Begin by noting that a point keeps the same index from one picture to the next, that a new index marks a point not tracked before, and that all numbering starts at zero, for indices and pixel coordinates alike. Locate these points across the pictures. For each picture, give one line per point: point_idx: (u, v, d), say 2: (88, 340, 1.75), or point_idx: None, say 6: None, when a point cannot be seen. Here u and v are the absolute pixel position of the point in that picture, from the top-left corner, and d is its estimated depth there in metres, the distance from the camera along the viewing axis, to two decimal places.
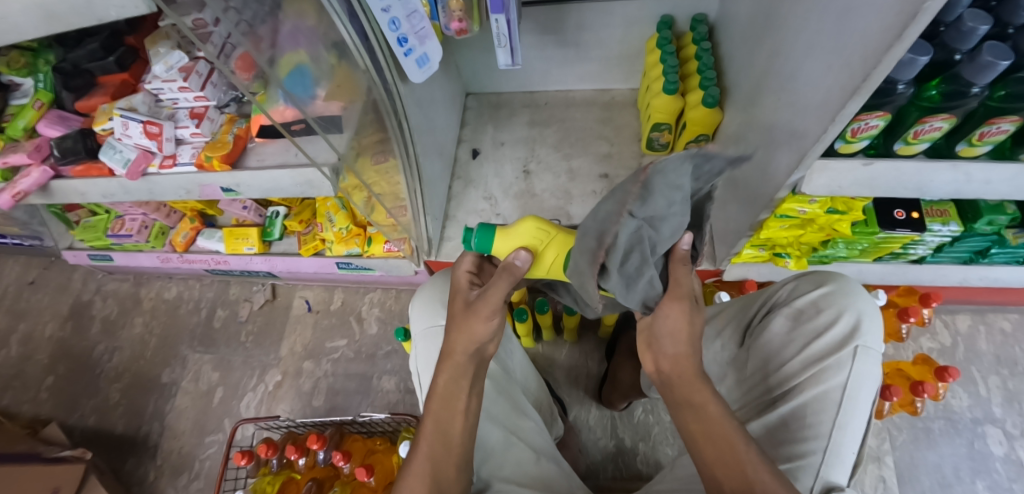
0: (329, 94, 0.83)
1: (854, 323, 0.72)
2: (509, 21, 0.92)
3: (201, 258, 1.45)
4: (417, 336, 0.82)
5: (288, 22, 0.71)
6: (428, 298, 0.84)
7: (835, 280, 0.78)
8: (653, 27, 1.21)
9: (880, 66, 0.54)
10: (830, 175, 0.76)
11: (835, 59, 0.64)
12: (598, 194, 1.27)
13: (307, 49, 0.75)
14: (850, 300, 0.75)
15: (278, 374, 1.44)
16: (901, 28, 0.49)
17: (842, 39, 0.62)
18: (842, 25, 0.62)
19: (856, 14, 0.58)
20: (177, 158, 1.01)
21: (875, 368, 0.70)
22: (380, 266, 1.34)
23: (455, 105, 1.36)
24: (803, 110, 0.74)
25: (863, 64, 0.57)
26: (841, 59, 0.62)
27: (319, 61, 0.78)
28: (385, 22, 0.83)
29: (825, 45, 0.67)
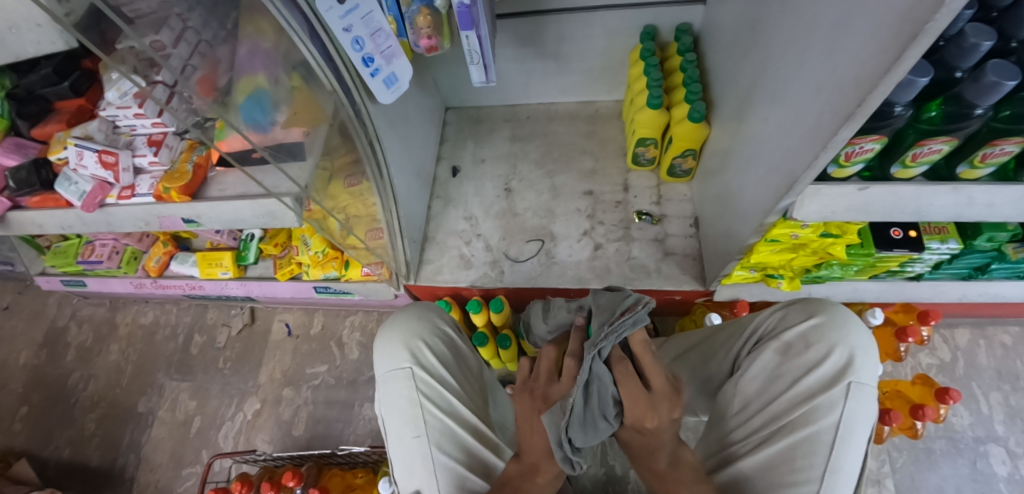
0: (288, 121, 0.80)
1: (847, 359, 0.67)
2: (480, 37, 0.87)
3: (175, 284, 1.39)
4: (381, 379, 0.76)
5: (246, 43, 0.72)
6: (393, 336, 0.78)
7: (826, 310, 0.72)
8: (634, 38, 1.17)
9: (877, 91, 0.50)
10: (822, 200, 0.71)
11: (828, 80, 0.59)
12: (582, 212, 1.21)
13: (265, 73, 0.73)
14: (841, 333, 0.69)
15: (257, 402, 1.39)
16: (901, 48, 0.44)
17: (836, 59, 0.57)
18: (836, 43, 0.57)
19: (850, 33, 0.53)
20: (135, 189, 0.96)
21: (871, 406, 0.65)
22: (359, 290, 1.28)
23: (432, 121, 1.31)
24: (794, 128, 0.69)
25: (858, 87, 0.52)
26: (834, 79, 0.57)
27: (278, 84, 0.75)
28: (349, 42, 0.78)
29: (815, 66, 0.62)
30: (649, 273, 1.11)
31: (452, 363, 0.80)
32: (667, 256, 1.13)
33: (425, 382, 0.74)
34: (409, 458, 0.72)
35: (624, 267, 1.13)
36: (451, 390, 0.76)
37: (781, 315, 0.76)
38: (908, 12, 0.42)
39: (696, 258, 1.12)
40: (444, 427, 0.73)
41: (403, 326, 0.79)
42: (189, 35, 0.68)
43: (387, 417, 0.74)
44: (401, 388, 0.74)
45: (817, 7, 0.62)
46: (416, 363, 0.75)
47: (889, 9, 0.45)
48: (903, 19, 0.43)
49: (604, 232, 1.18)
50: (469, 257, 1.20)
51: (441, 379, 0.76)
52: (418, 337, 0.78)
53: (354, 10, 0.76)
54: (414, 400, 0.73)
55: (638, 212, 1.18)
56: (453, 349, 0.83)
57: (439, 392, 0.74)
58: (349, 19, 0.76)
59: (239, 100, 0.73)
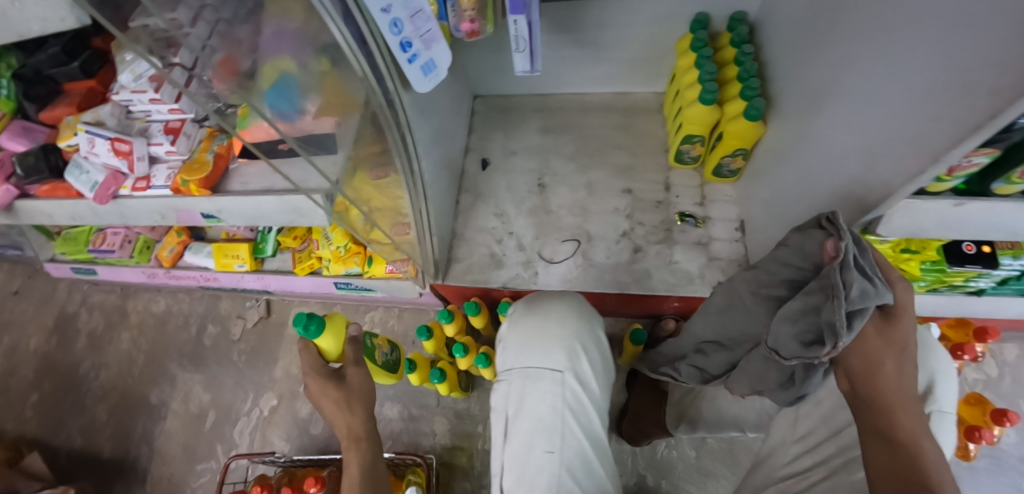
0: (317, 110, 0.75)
1: (930, 385, 0.65)
2: (530, 23, 0.79)
3: (189, 275, 1.34)
4: (518, 374, 0.69)
5: (271, 25, 0.65)
6: (549, 331, 0.71)
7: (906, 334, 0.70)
8: (683, 26, 1.08)
9: (1011, 108, 0.43)
10: (913, 216, 0.64)
11: (938, 85, 0.52)
12: (619, 212, 1.14)
13: (292, 56, 0.67)
14: (924, 358, 0.67)
15: (273, 397, 1.35)
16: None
17: (952, 61, 0.50)
18: (952, 44, 0.50)
19: (974, 35, 0.46)
20: (151, 180, 0.88)
21: (952, 435, 0.63)
22: (381, 288, 1.22)
23: (460, 110, 1.23)
24: (886, 135, 0.62)
25: (989, 98, 0.45)
26: (947, 85, 0.51)
27: (306, 69, 0.70)
28: (386, 25, 0.72)
29: (918, 69, 0.55)
30: (692, 279, 1.05)
31: (600, 379, 0.72)
32: (711, 261, 1.06)
33: (574, 393, 0.67)
34: (530, 473, 0.63)
35: (665, 271, 1.06)
36: (590, 413, 0.68)
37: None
38: None
39: (743, 264, 1.06)
40: (579, 449, 0.64)
41: (560, 322, 0.72)
42: (207, 14, 0.63)
43: (519, 418, 0.66)
44: (546, 392, 0.66)
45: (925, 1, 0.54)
46: (571, 369, 0.68)
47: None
48: None
49: (643, 233, 1.11)
50: (500, 256, 1.13)
51: (589, 395, 0.68)
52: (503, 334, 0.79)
53: None
54: (557, 409, 0.65)
55: (680, 213, 1.11)
56: (604, 364, 0.75)
57: (582, 408, 0.67)
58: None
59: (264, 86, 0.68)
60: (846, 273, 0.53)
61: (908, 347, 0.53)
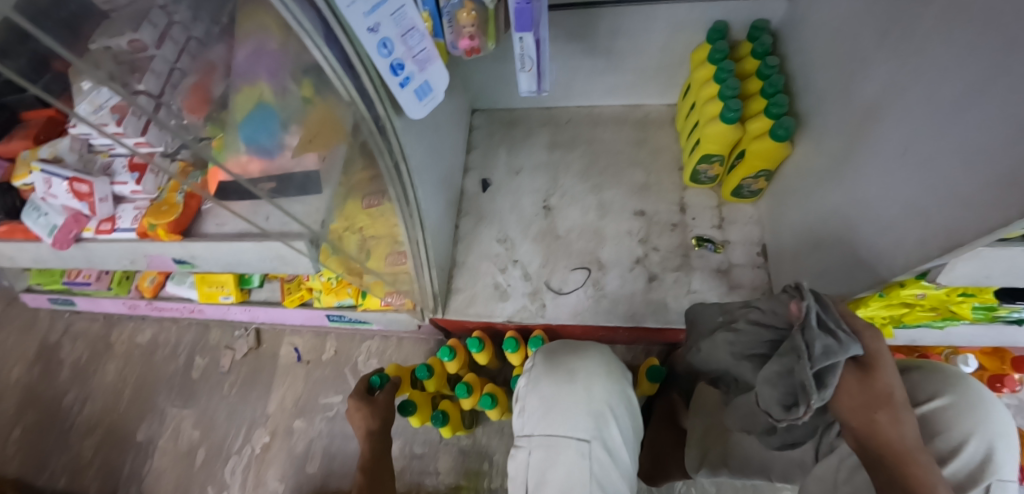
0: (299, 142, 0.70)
1: (986, 454, 0.53)
2: (539, 40, 0.71)
3: (173, 306, 1.25)
4: (541, 440, 0.61)
5: (244, 46, 0.68)
6: (576, 393, 0.64)
7: (955, 388, 0.58)
8: (701, 34, 0.99)
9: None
10: (979, 263, 0.57)
11: (1004, 128, 0.46)
12: (633, 236, 1.05)
13: (268, 80, 0.67)
14: (979, 418, 0.55)
15: (266, 434, 1.27)
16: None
17: (1021, 102, 0.43)
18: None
19: None
20: (116, 222, 0.81)
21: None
22: (377, 320, 1.14)
23: (459, 127, 1.14)
24: (943, 173, 0.54)
25: None
26: (1014, 127, 0.44)
27: (285, 95, 0.68)
28: (375, 46, 0.64)
29: (986, 103, 0.48)
30: None
31: (630, 448, 0.65)
32: (734, 290, 0.98)
33: (605, 466, 0.59)
34: None
35: (685, 302, 0.98)
36: (621, 488, 0.60)
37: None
38: None
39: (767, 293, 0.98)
40: None
41: (589, 383, 0.65)
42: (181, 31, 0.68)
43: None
44: (574, 462, 0.58)
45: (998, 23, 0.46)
46: (599, 438, 0.61)
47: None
48: None
49: (659, 260, 1.02)
50: (504, 287, 1.04)
51: (618, 466, 0.61)
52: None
53: (381, 6, 0.63)
54: (588, 484, 0.57)
55: (698, 237, 1.03)
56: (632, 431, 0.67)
57: (613, 482, 0.59)
58: (376, 16, 0.63)
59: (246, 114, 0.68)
60: (807, 335, 0.54)
61: (897, 394, 0.51)
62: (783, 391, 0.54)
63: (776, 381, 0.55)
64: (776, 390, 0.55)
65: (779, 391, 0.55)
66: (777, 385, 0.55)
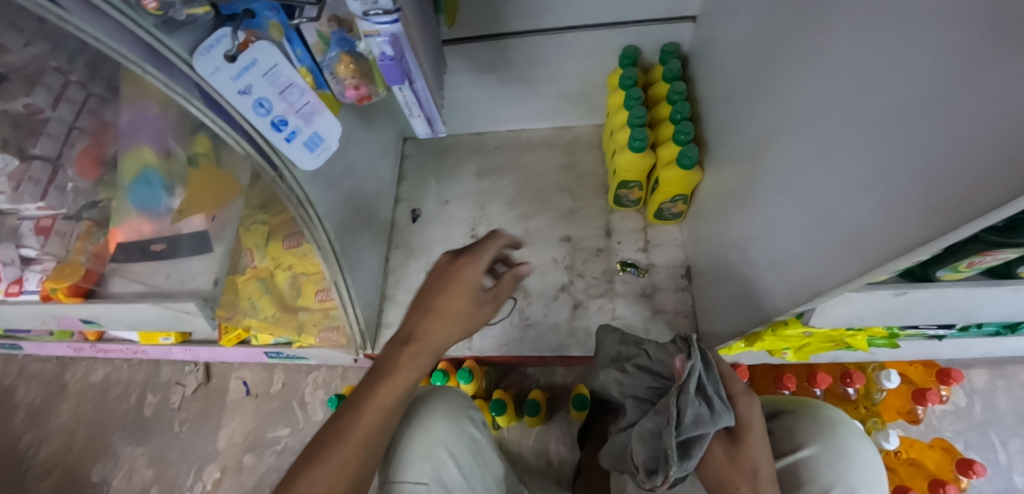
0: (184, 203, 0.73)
1: None
2: (418, 89, 0.70)
3: (117, 348, 1.26)
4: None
5: (128, 111, 0.66)
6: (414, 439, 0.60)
7: (821, 439, 0.63)
8: (615, 59, 0.99)
9: (956, 230, 0.35)
10: (849, 306, 0.56)
11: (869, 181, 0.44)
12: (559, 263, 1.05)
13: (150, 144, 0.69)
14: (841, 470, 0.61)
15: (217, 469, 1.28)
16: (1012, 193, 0.30)
17: (883, 156, 0.42)
18: (889, 139, 0.42)
19: (907, 134, 0.39)
20: (24, 283, 0.83)
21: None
22: (315, 355, 1.16)
23: (387, 159, 1.14)
24: (819, 221, 0.54)
25: (926, 217, 0.38)
26: (882, 184, 0.43)
27: (171, 159, 0.70)
28: (248, 106, 0.64)
29: (849, 148, 0.48)
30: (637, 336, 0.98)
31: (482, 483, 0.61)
32: (657, 314, 0.99)
33: None
34: None
35: None
36: None
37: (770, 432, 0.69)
38: None
39: (689, 316, 0.98)
40: None
41: (429, 424, 0.60)
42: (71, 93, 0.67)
43: None
44: None
45: (863, 73, 0.45)
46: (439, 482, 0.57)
47: (999, 130, 0.30)
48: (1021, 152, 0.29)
49: (584, 286, 1.03)
50: None
51: None
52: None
53: (251, 67, 0.62)
54: None
55: (622, 262, 1.03)
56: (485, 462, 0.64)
57: None
58: (246, 79, 0.63)
59: (131, 180, 0.70)
60: (682, 402, 0.57)
61: (761, 469, 0.52)
62: (651, 453, 0.61)
63: (645, 443, 0.61)
64: (645, 450, 0.61)
65: (646, 451, 0.61)
66: (646, 446, 0.61)
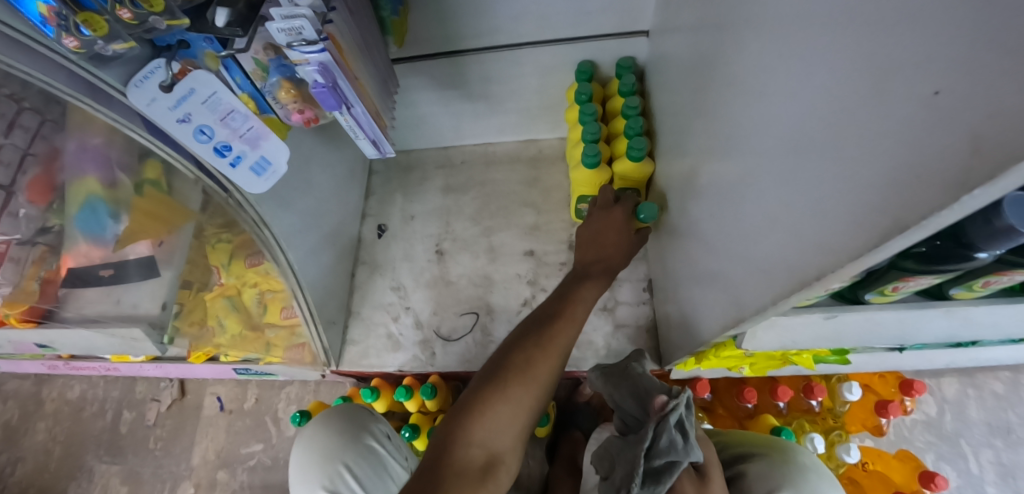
0: (132, 230, 0.75)
1: None
2: (361, 113, 0.71)
3: (90, 366, 1.27)
4: None
5: (72, 143, 0.65)
6: (316, 459, 0.84)
7: (793, 483, 0.62)
8: (572, 74, 0.99)
9: (845, 268, 0.34)
10: (778, 331, 0.56)
11: (778, 212, 0.44)
12: (522, 278, 1.05)
13: (96, 174, 0.69)
14: None
15: (191, 486, 1.28)
16: (883, 234, 0.29)
17: (786, 187, 0.42)
18: (794, 169, 0.40)
19: (803, 166, 0.38)
20: None
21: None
22: (283, 371, 1.16)
23: (352, 176, 1.14)
24: (744, 246, 0.52)
25: (815, 252, 0.37)
26: (789, 214, 0.41)
27: (116, 188, 0.71)
28: (189, 133, 0.65)
29: (761, 176, 0.47)
30: (598, 351, 0.98)
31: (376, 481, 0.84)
32: (618, 328, 0.99)
33: None
34: None
35: None
36: None
37: (742, 471, 0.66)
38: (897, 188, 0.27)
39: (650, 330, 0.98)
40: None
41: (326, 448, 0.85)
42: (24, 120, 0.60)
43: None
44: None
45: (774, 99, 0.44)
46: None
47: (868, 173, 0.30)
48: (890, 194, 0.28)
49: None
50: (396, 336, 1.05)
51: None
52: (338, 460, 0.83)
53: (189, 96, 0.63)
54: None
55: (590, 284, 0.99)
56: (381, 463, 0.86)
57: None
58: (185, 107, 0.63)
59: (72, 211, 0.71)
60: (660, 428, 0.61)
61: None
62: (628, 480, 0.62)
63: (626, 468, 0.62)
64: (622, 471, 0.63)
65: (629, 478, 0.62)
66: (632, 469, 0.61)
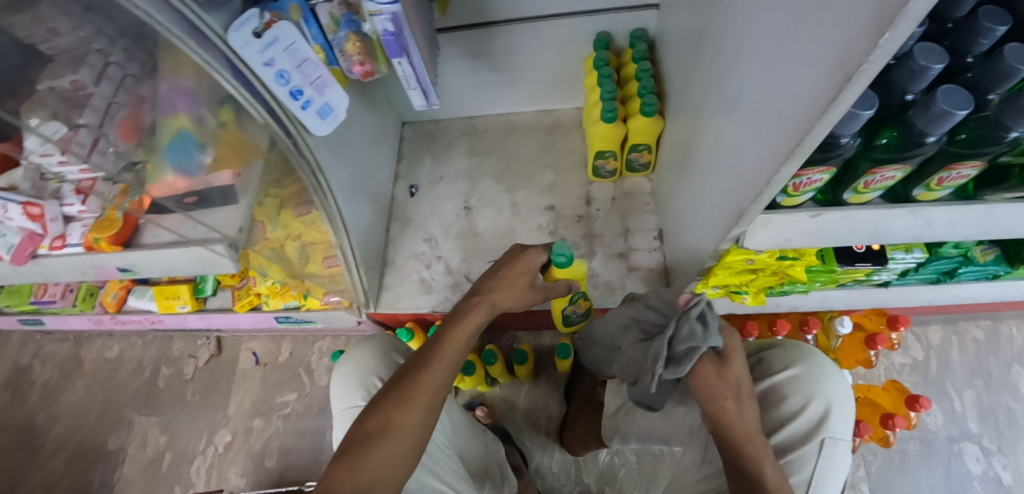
0: (217, 159, 0.80)
1: (823, 413, 0.63)
2: (415, 63, 0.82)
3: (135, 319, 1.36)
4: (337, 419, 0.89)
5: (165, 82, 0.70)
6: (352, 375, 0.90)
7: (805, 359, 0.67)
8: (588, 45, 1.11)
9: (813, 132, 0.46)
10: (774, 229, 0.68)
11: (767, 111, 0.55)
12: (543, 229, 1.16)
13: (186, 112, 0.73)
14: (819, 386, 0.64)
15: (228, 434, 1.36)
16: (836, 88, 0.40)
17: (772, 87, 0.54)
18: (777, 70, 0.52)
19: (784, 64, 0.50)
20: (67, 238, 0.91)
21: (845, 461, 0.61)
22: (321, 318, 1.26)
23: (386, 140, 1.25)
24: (743, 152, 0.65)
25: (795, 125, 0.49)
26: (775, 108, 0.53)
27: (203, 124, 0.75)
28: (271, 77, 0.74)
29: (753, 88, 0.59)
30: (614, 291, 1.09)
31: None
32: (632, 271, 1.10)
33: None
34: None
35: (587, 285, 1.10)
36: None
37: (760, 357, 0.72)
38: (841, 52, 0.39)
39: (660, 272, 1.10)
40: None
41: (360, 364, 0.90)
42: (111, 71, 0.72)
43: None
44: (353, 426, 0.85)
45: (762, 26, 0.56)
46: (370, 402, 0.86)
47: (825, 49, 0.41)
48: (838, 57, 0.39)
49: None
50: (429, 281, 1.15)
51: None
52: (372, 374, 0.89)
53: (274, 43, 0.72)
54: None
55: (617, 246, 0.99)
56: None
57: None
58: (270, 53, 0.72)
59: (163, 142, 0.74)
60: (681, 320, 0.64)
61: (744, 383, 0.61)
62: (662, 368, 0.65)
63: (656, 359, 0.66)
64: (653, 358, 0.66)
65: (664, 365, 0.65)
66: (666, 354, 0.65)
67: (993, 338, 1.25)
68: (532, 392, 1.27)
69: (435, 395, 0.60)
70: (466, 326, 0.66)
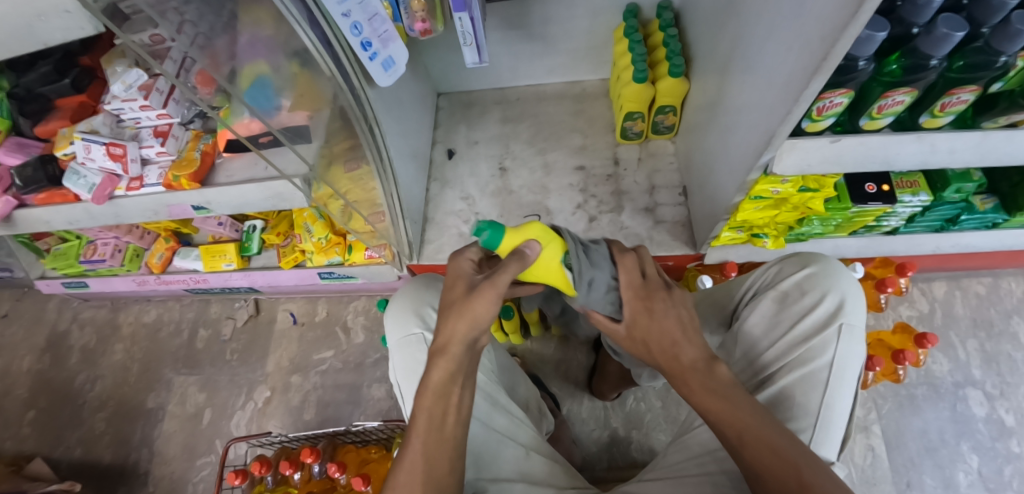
0: (293, 105, 0.80)
1: (838, 304, 0.69)
2: (473, 18, 0.90)
3: (179, 279, 1.42)
4: (393, 347, 0.86)
5: (245, 33, 0.68)
6: (403, 306, 0.89)
7: (819, 261, 0.75)
8: (618, 16, 1.21)
9: (838, 45, 0.54)
10: (799, 153, 0.76)
11: (796, 38, 0.64)
12: (575, 187, 1.25)
13: (267, 60, 0.72)
14: (834, 280, 0.72)
15: (267, 390, 1.41)
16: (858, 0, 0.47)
17: (801, 16, 0.62)
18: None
19: None
20: (144, 180, 0.98)
21: (861, 347, 0.68)
22: (362, 274, 1.33)
23: (426, 106, 1.33)
24: (772, 85, 0.72)
25: (822, 43, 0.57)
26: (805, 34, 0.61)
27: (280, 71, 0.75)
28: (347, 27, 0.78)
29: (784, 23, 0.67)
30: (643, 240, 1.17)
31: None
32: (658, 224, 1.19)
33: None
34: None
35: (618, 236, 1.18)
36: None
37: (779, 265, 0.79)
38: None
39: (685, 224, 1.18)
40: None
41: (412, 296, 0.90)
42: (186, 27, 0.61)
43: (405, 383, 0.84)
44: (413, 352, 0.84)
45: None
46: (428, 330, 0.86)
47: None
48: None
49: (596, 204, 1.22)
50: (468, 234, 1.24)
51: None
52: (427, 303, 0.89)
53: None
54: None
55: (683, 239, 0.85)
56: None
57: None
58: (348, 4, 0.76)
59: (243, 88, 0.71)
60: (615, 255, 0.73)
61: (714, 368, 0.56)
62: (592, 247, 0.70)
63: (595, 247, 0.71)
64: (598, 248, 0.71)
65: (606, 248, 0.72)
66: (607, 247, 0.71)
67: (994, 292, 1.35)
68: (562, 345, 1.35)
69: (448, 470, 0.54)
70: (431, 386, 0.57)
